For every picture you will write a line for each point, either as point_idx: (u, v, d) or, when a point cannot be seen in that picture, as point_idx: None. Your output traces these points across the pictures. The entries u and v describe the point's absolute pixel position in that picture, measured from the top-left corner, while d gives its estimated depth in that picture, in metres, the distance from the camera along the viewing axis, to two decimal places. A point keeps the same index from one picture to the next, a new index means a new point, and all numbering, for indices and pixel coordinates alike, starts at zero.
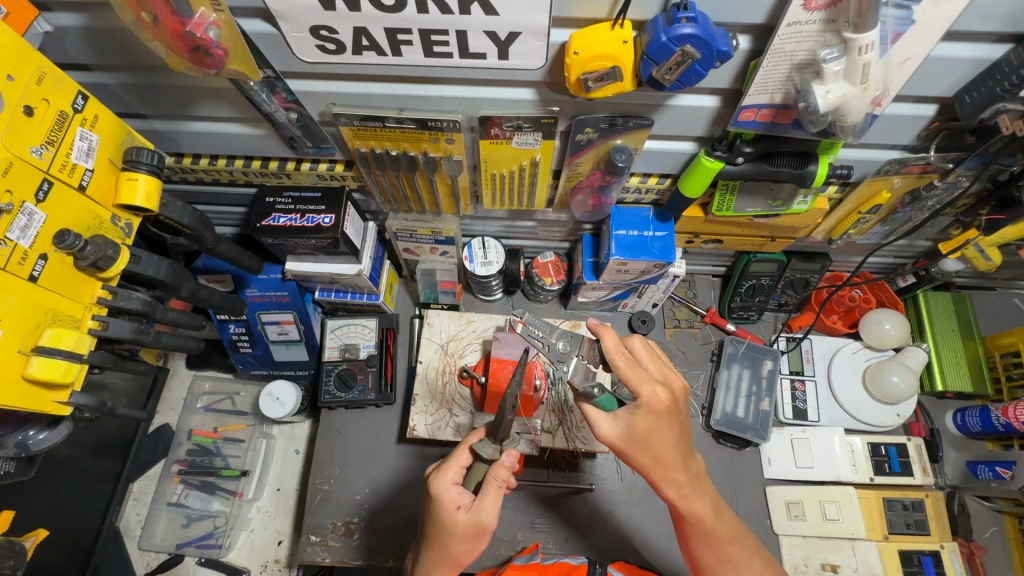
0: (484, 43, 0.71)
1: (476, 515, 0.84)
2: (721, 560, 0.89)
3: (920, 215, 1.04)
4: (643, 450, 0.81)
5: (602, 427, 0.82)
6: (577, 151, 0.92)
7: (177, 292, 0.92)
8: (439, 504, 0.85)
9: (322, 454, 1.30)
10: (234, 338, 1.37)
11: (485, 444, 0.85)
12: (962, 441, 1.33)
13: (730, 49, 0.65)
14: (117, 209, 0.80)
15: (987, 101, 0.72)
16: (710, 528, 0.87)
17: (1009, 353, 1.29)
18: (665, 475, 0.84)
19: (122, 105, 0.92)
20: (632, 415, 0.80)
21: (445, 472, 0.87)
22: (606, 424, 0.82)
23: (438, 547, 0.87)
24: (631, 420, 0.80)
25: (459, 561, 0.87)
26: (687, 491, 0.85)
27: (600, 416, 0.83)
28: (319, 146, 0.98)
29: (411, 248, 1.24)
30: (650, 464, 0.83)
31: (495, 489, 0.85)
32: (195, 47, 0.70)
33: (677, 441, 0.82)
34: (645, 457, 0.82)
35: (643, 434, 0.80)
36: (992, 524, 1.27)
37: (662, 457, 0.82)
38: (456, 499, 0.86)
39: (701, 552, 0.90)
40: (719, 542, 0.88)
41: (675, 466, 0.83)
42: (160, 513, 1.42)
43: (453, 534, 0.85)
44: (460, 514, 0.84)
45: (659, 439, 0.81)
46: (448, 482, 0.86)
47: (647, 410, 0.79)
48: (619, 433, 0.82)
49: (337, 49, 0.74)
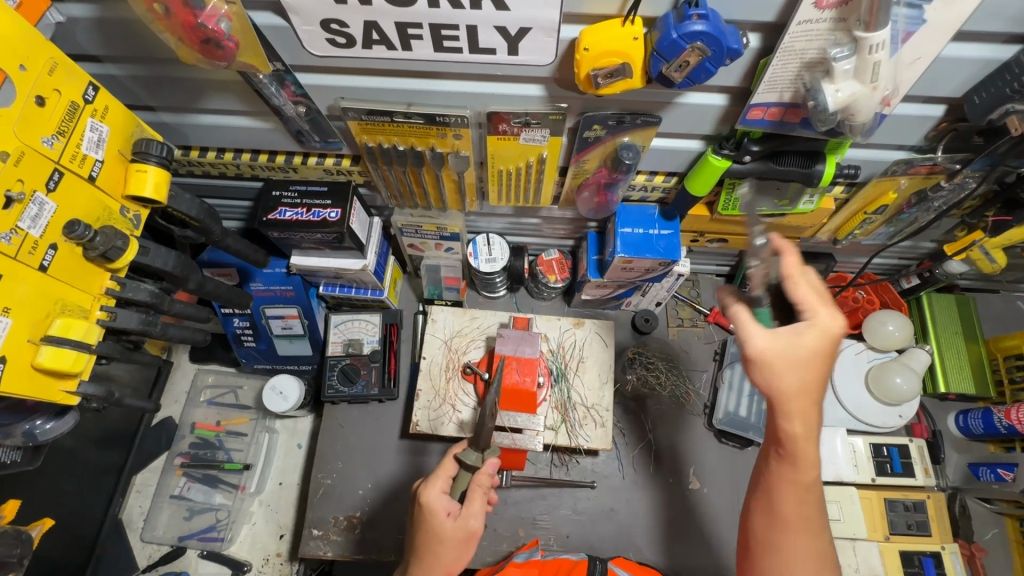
0: (494, 38, 0.71)
1: (465, 522, 0.88)
2: (791, 529, 0.74)
3: (926, 216, 1.04)
4: (799, 378, 0.68)
5: (757, 337, 0.69)
6: (584, 148, 0.92)
7: (183, 284, 0.92)
8: (428, 513, 0.88)
9: (325, 448, 1.30)
10: (239, 331, 1.37)
11: (469, 452, 0.93)
12: (964, 443, 1.33)
13: (740, 47, 0.65)
14: (127, 200, 0.81)
15: (997, 102, 0.72)
16: (803, 495, 0.73)
17: (1013, 355, 1.29)
18: (797, 416, 0.69)
19: (131, 97, 0.92)
20: (797, 333, 0.68)
21: (434, 482, 0.91)
22: (759, 337, 0.69)
23: (428, 557, 0.88)
24: (796, 337, 0.67)
25: (449, 570, 0.88)
26: (810, 452, 0.71)
27: (754, 327, 0.69)
28: (326, 140, 0.99)
29: (416, 244, 1.24)
30: (793, 396, 0.68)
31: (481, 494, 0.91)
32: (206, 39, 0.71)
33: (820, 386, 0.69)
34: (792, 385, 0.68)
35: (807, 357, 0.67)
36: (993, 527, 1.27)
37: (812, 395, 0.68)
38: (445, 506, 0.89)
39: (782, 512, 0.74)
40: (800, 510, 0.74)
41: (811, 412, 0.69)
42: (162, 505, 1.42)
43: (444, 541, 0.87)
44: (449, 520, 0.87)
45: (814, 372, 0.68)
46: (436, 491, 0.90)
47: (815, 333, 0.67)
48: (776, 351, 0.68)
49: (347, 43, 0.74)
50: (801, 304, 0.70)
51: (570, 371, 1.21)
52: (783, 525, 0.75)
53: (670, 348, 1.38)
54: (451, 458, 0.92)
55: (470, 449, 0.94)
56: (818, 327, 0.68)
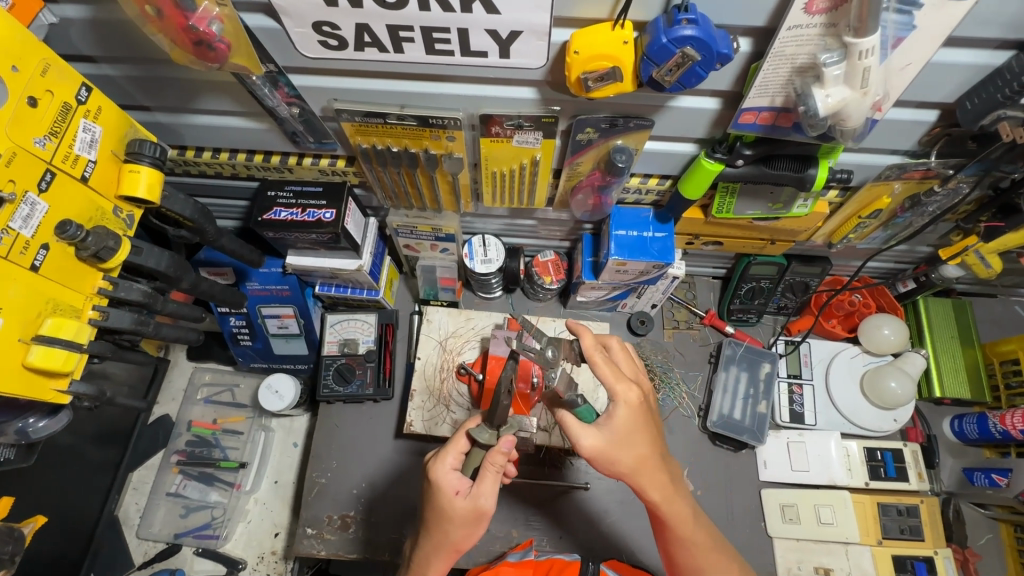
0: (485, 41, 0.71)
1: (475, 500, 0.85)
2: (697, 566, 0.89)
3: (920, 221, 1.04)
4: (627, 451, 0.81)
5: (584, 440, 0.80)
6: (577, 151, 0.92)
7: (177, 284, 0.92)
8: (438, 490, 0.87)
9: (319, 448, 1.31)
10: (235, 330, 1.38)
11: (482, 429, 0.88)
12: (959, 448, 1.33)
13: (730, 52, 0.65)
14: (120, 200, 0.81)
15: (988, 108, 0.72)
16: (684, 534, 0.88)
17: (1009, 360, 1.29)
18: (645, 481, 0.84)
19: (126, 97, 0.92)
20: (613, 418, 0.81)
21: (444, 457, 0.88)
22: (588, 435, 0.80)
23: (437, 534, 0.87)
24: (613, 424, 0.81)
25: (457, 547, 0.88)
26: (666, 502, 0.86)
27: (582, 428, 0.81)
28: (321, 141, 0.99)
29: (411, 245, 1.25)
30: (631, 470, 0.82)
31: (495, 475, 0.85)
32: (198, 41, 0.71)
33: (654, 442, 0.84)
34: (625, 464, 0.81)
35: (625, 436, 0.81)
36: (988, 532, 1.27)
37: (643, 459, 0.82)
38: (455, 484, 0.87)
39: (680, 556, 0.90)
40: (697, 547, 0.88)
41: (651, 470, 0.83)
42: (159, 502, 1.43)
43: (452, 519, 0.85)
44: (458, 499, 0.85)
45: (640, 443, 0.82)
46: (446, 467, 0.88)
47: (624, 408, 0.81)
48: (601, 442, 0.80)
49: (340, 45, 0.74)
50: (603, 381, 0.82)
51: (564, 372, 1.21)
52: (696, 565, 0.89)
53: (665, 350, 1.38)
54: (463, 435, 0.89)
55: (484, 426, 0.89)
56: (626, 404, 0.81)
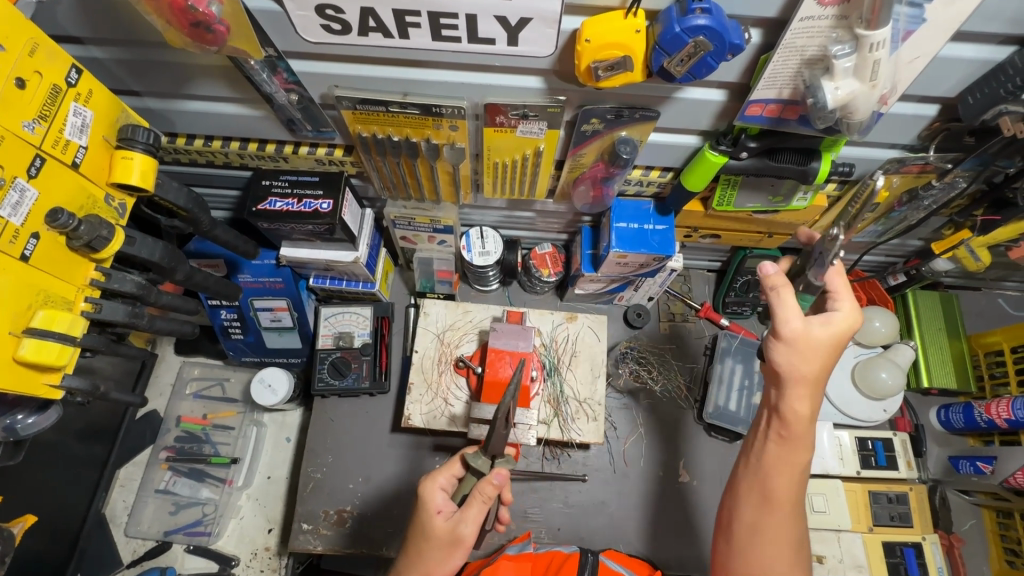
0: (494, 28, 0.70)
1: (455, 524, 0.86)
2: (767, 516, 0.86)
3: (915, 215, 1.05)
4: (810, 359, 0.78)
5: (787, 322, 0.77)
6: (581, 141, 0.92)
7: (171, 275, 0.89)
8: (422, 505, 0.88)
9: (315, 442, 1.29)
10: (226, 324, 1.35)
11: (477, 456, 0.90)
12: (944, 437, 1.36)
13: (742, 43, 0.65)
14: (111, 188, 0.78)
15: (989, 103, 0.73)
16: (790, 472, 0.84)
17: (993, 351, 1.33)
18: (801, 401, 0.81)
19: (116, 81, 0.89)
20: (808, 328, 0.77)
21: (434, 476, 0.90)
22: (793, 323, 0.77)
23: (414, 550, 0.87)
24: (813, 328, 0.77)
25: (430, 571, 0.86)
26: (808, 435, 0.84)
27: (787, 315, 0.77)
28: (319, 130, 0.97)
29: (409, 237, 1.23)
30: (803, 380, 0.79)
31: (482, 504, 0.86)
32: (196, 23, 0.68)
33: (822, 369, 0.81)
34: (813, 372, 0.78)
35: (824, 342, 0.78)
36: (971, 518, 1.31)
37: (823, 375, 0.80)
38: (439, 504, 0.88)
39: (777, 491, 0.85)
40: (786, 488, 0.85)
41: (814, 393, 0.81)
42: (147, 500, 1.40)
43: (429, 538, 0.86)
44: (438, 518, 0.86)
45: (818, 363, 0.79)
46: (435, 486, 0.89)
47: (821, 321, 0.78)
48: (806, 333, 0.77)
49: (343, 30, 0.72)
50: (836, 291, 0.82)
51: (563, 365, 1.23)
52: (772, 500, 0.85)
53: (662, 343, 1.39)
54: (460, 457, 0.91)
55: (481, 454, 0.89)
56: (847, 317, 0.79)
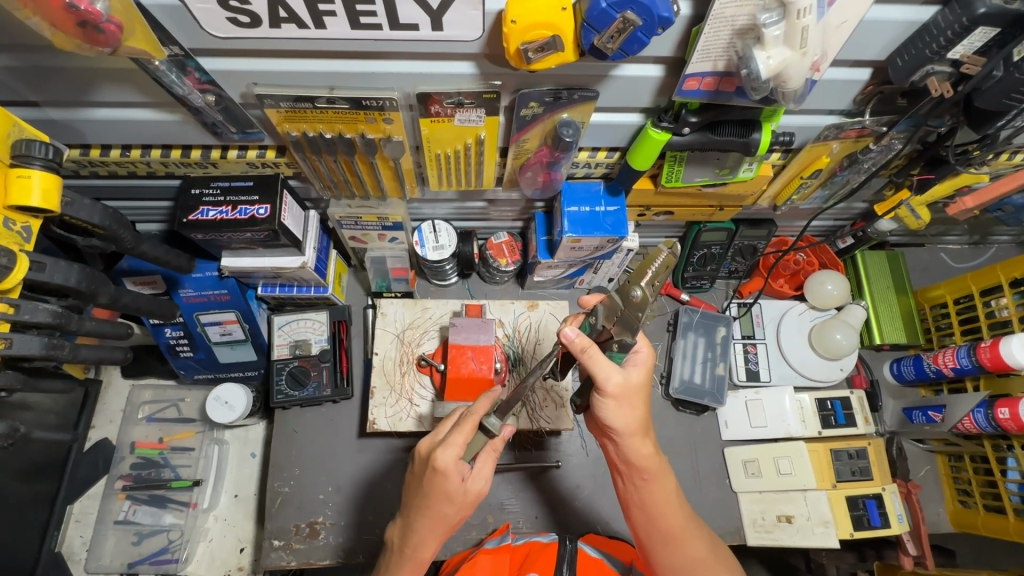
0: (414, 13, 0.66)
1: (478, 483, 0.83)
2: (668, 534, 0.88)
3: (857, 177, 1.07)
4: (624, 407, 0.81)
5: (614, 376, 0.78)
6: (523, 127, 0.89)
7: (94, 299, 0.83)
8: (444, 477, 0.80)
9: (279, 456, 1.25)
10: (173, 342, 1.28)
11: (491, 416, 0.82)
12: (898, 390, 1.42)
13: (671, 15, 0.63)
14: (10, 210, 0.72)
15: (918, 64, 0.73)
16: (658, 515, 0.88)
17: (938, 304, 1.38)
18: (627, 446, 0.85)
19: (9, 92, 0.81)
20: (632, 374, 0.81)
21: (451, 443, 0.80)
22: (612, 376, 0.79)
23: (435, 513, 0.83)
24: (634, 377, 0.81)
25: (452, 524, 0.85)
26: (651, 470, 0.86)
27: (608, 367, 0.78)
28: (245, 131, 0.91)
29: (358, 236, 1.18)
30: (622, 429, 0.83)
31: (494, 455, 0.85)
32: (82, 22, 0.62)
33: (645, 410, 0.85)
34: (623, 420, 0.82)
35: (628, 393, 0.81)
36: (926, 464, 1.38)
37: (635, 425, 0.83)
38: (460, 471, 0.81)
39: (662, 524, 0.88)
40: (671, 506, 0.88)
41: (643, 438, 0.84)
42: (106, 532, 1.32)
43: (454, 501, 0.81)
44: (466, 484, 0.81)
45: (634, 409, 0.83)
46: (450, 456, 0.79)
47: (639, 369, 0.82)
48: (618, 386, 0.79)
49: (252, 22, 0.67)
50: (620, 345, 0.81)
51: (526, 354, 1.22)
52: (666, 534, 0.88)
53: None
54: (472, 420, 0.82)
55: (492, 412, 0.84)
56: (640, 364, 0.83)
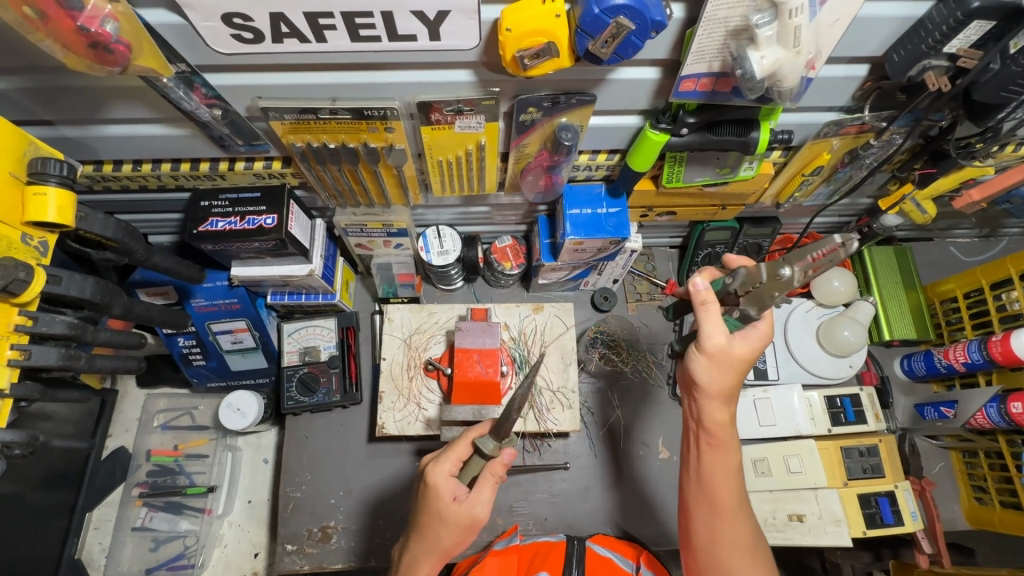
0: (412, 24, 0.67)
1: (472, 508, 0.83)
2: (718, 508, 0.87)
3: (859, 173, 1.07)
4: (717, 367, 0.84)
5: (714, 335, 0.82)
6: (522, 132, 0.90)
7: (108, 310, 0.85)
8: (434, 494, 0.84)
9: (291, 462, 1.27)
10: (186, 351, 1.31)
11: (487, 439, 0.83)
12: (909, 386, 1.41)
13: (664, 19, 0.64)
14: (28, 226, 0.74)
15: (914, 59, 0.73)
16: (716, 484, 0.88)
17: (948, 299, 1.37)
18: (709, 407, 0.87)
19: (24, 112, 0.84)
20: (742, 339, 0.84)
21: (441, 462, 0.85)
22: (717, 334, 0.83)
23: (428, 533, 0.85)
24: (736, 342, 0.83)
25: (447, 549, 0.85)
26: (723, 438, 0.88)
27: (720, 325, 0.83)
28: (251, 144, 0.93)
29: (364, 243, 1.19)
30: (705, 390, 0.85)
31: (494, 482, 0.85)
32: (93, 44, 0.64)
33: (736, 380, 0.87)
34: (711, 379, 0.85)
35: (725, 355, 0.83)
36: (940, 460, 1.36)
37: (727, 387, 0.86)
38: (452, 490, 0.84)
39: (711, 491, 0.88)
40: (724, 489, 0.87)
41: (728, 403, 0.87)
42: (125, 539, 1.35)
43: (447, 523, 0.83)
44: (456, 505, 0.83)
45: (729, 373, 0.85)
46: (443, 473, 0.85)
47: (759, 334, 0.84)
48: (722, 344, 0.83)
49: (255, 38, 0.69)
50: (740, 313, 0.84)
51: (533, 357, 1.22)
52: (713, 509, 0.88)
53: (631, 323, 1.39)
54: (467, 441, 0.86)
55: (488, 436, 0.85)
56: (761, 332, 0.84)
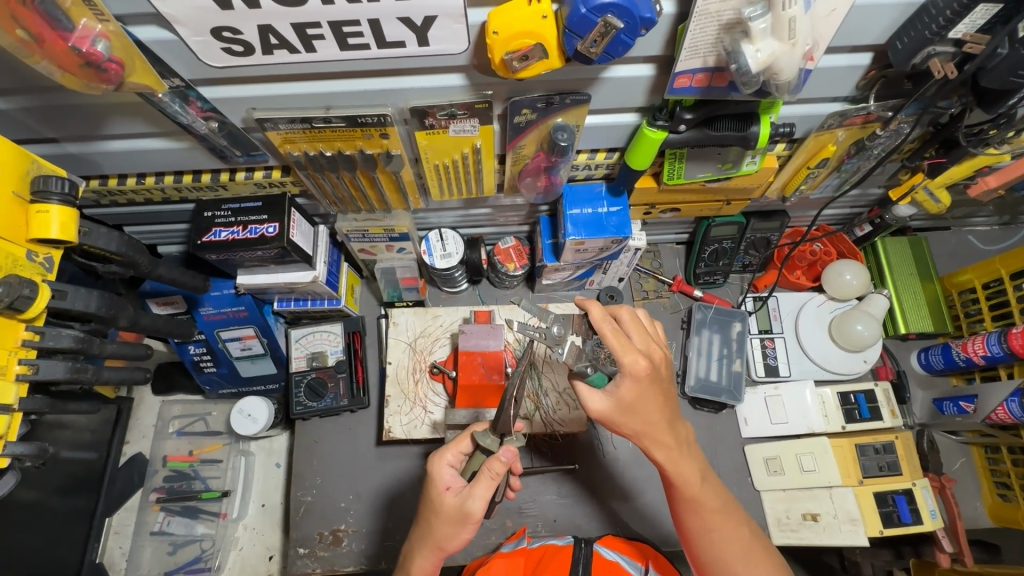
0: (400, 31, 0.67)
1: (464, 500, 0.82)
2: (706, 531, 0.87)
3: (867, 164, 1.04)
4: (632, 417, 0.82)
5: (591, 404, 0.83)
6: (518, 134, 0.89)
7: (114, 323, 0.87)
8: (431, 483, 0.85)
9: (301, 466, 1.28)
10: (197, 359, 1.33)
11: (486, 433, 0.85)
12: (928, 380, 1.37)
13: (654, 16, 0.62)
14: (33, 243, 0.76)
15: (918, 46, 0.71)
16: (698, 510, 0.87)
17: (966, 290, 1.32)
18: (654, 443, 0.85)
19: (28, 130, 0.86)
20: (619, 386, 0.80)
21: (442, 453, 0.86)
22: (596, 400, 0.83)
23: (423, 523, 0.86)
24: (618, 392, 0.80)
25: (440, 546, 0.84)
26: (679, 466, 0.85)
27: (590, 393, 0.83)
28: (249, 154, 0.94)
29: (367, 249, 1.20)
30: (639, 433, 0.84)
31: (493, 483, 0.81)
32: (86, 63, 0.65)
33: (663, 402, 0.83)
34: (632, 427, 0.83)
35: (630, 403, 0.81)
36: (961, 456, 1.32)
37: (649, 425, 0.83)
38: (448, 480, 0.84)
39: (691, 524, 0.88)
40: (705, 510, 0.87)
41: (661, 434, 0.84)
42: (144, 543, 1.38)
43: (439, 513, 0.83)
44: (448, 494, 0.83)
45: (648, 409, 0.82)
46: (444, 463, 0.86)
47: (629, 380, 0.78)
48: (609, 407, 0.82)
49: (245, 50, 0.70)
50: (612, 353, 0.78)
51: (538, 359, 1.21)
52: (703, 533, 0.87)
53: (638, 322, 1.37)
54: (467, 434, 0.88)
55: (490, 431, 0.86)
56: (631, 376, 0.78)
